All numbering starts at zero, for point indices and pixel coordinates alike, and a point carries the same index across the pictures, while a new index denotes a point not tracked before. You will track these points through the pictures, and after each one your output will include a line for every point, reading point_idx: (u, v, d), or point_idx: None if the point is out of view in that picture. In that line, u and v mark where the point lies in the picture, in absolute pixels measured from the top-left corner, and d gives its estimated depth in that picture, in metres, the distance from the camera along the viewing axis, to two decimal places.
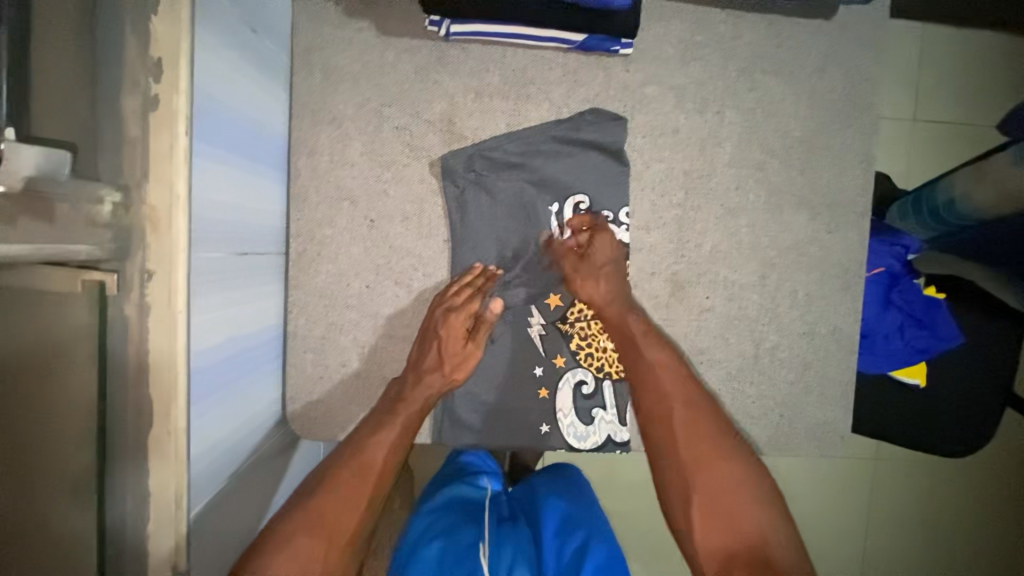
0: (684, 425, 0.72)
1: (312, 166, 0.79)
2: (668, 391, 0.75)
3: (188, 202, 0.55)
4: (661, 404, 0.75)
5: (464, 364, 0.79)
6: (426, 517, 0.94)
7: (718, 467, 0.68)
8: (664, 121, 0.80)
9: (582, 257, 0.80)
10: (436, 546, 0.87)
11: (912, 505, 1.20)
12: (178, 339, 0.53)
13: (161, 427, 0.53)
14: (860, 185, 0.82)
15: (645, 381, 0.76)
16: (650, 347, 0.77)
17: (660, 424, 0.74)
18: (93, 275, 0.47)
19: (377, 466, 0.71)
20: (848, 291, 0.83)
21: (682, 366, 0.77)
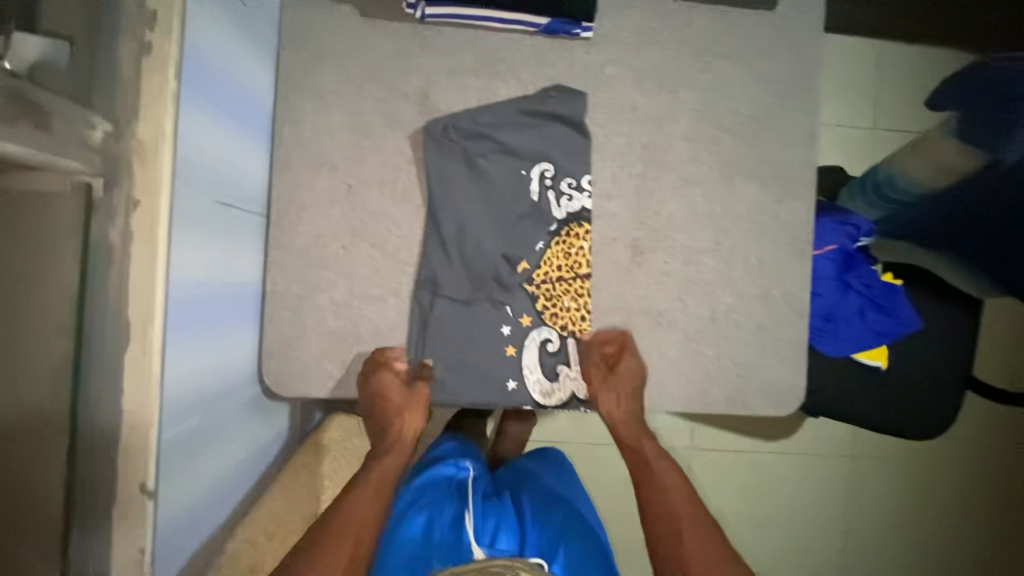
0: (689, 533, 0.76)
1: (295, 135, 0.84)
2: (673, 511, 0.79)
3: (173, 140, 0.60)
4: (671, 521, 0.78)
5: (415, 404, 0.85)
6: (409, 491, 0.96)
7: (720, 559, 0.74)
8: (623, 99, 0.87)
9: (606, 374, 0.86)
10: (421, 521, 0.91)
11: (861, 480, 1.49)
12: (157, 262, 0.58)
13: (138, 347, 0.58)
14: (805, 160, 0.89)
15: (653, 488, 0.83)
16: (657, 465, 0.86)
17: (661, 506, 0.80)
18: (81, 177, 0.54)
19: (357, 528, 0.72)
20: (798, 257, 0.89)
21: (686, 484, 0.83)
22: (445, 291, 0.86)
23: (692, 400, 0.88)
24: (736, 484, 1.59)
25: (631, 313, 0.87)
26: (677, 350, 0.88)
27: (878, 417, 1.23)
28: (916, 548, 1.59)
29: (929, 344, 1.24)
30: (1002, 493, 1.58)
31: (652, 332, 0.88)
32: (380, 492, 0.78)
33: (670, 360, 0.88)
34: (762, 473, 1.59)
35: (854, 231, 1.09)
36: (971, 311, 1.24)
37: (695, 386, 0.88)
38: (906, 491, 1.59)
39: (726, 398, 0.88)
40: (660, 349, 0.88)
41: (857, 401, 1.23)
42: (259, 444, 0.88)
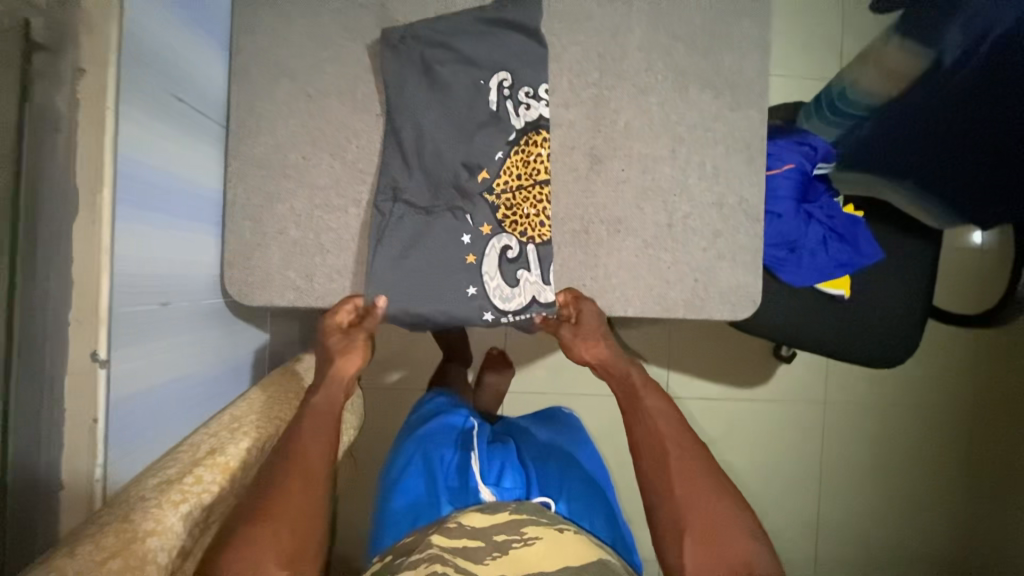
0: (681, 471, 0.71)
1: (252, 46, 0.85)
2: (659, 441, 0.74)
3: (122, 14, 0.60)
4: (661, 456, 0.73)
5: (352, 348, 0.82)
6: (415, 444, 1.08)
7: (718, 503, 0.68)
8: (579, 9, 0.89)
9: (574, 328, 0.87)
10: (424, 466, 1.02)
11: (800, 425, 1.62)
12: (106, 130, 0.59)
13: (88, 217, 0.58)
14: (757, 69, 0.91)
15: (643, 425, 0.77)
16: (646, 393, 0.81)
17: (651, 450, 0.74)
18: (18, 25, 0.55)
19: (308, 456, 0.69)
20: (751, 164, 0.91)
21: (675, 412, 0.79)
22: (408, 200, 0.87)
23: (649, 306, 0.90)
24: (714, 428, 1.61)
25: (590, 221, 0.89)
26: (634, 256, 0.90)
27: (843, 345, 1.26)
28: (886, 487, 1.63)
29: (892, 273, 1.27)
30: (968, 431, 1.62)
31: (610, 239, 0.90)
32: (329, 421, 0.74)
33: (628, 266, 0.90)
34: (735, 418, 1.61)
35: (812, 152, 1.07)
36: (931, 239, 1.27)
37: (653, 292, 0.90)
38: (875, 432, 1.63)
39: (682, 303, 0.90)
40: (616, 256, 0.90)
41: (821, 329, 1.25)
42: (223, 357, 0.88)
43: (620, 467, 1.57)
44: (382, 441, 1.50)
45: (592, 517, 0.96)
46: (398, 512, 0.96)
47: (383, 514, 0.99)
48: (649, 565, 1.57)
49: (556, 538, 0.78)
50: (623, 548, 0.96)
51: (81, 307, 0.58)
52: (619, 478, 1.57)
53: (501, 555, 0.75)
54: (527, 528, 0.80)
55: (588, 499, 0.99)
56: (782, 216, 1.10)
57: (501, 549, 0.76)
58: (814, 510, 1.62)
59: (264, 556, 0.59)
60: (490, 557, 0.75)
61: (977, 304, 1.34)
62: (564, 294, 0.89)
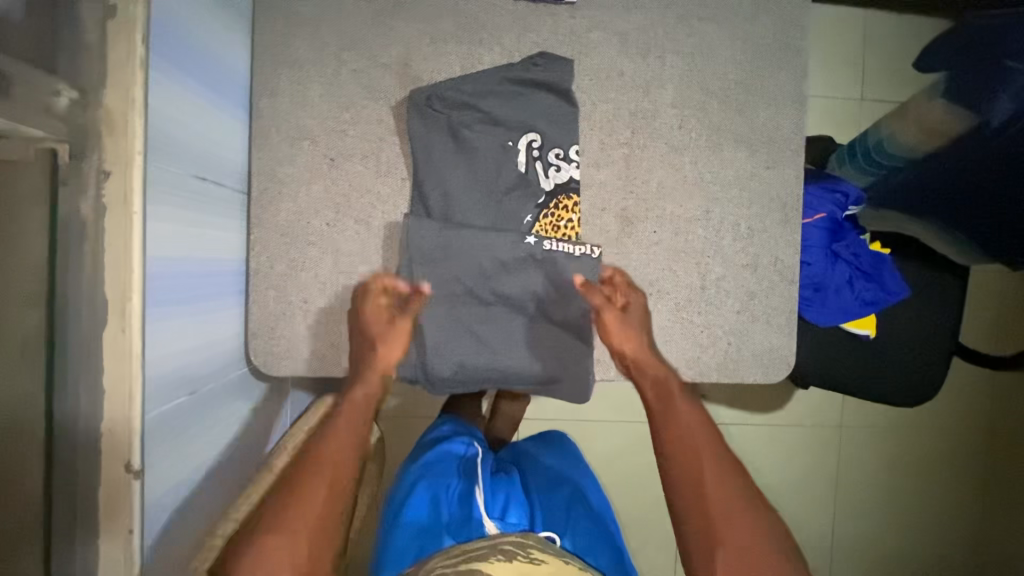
0: (715, 485, 0.69)
1: (272, 109, 0.82)
2: (690, 440, 0.74)
3: (144, 108, 0.58)
4: (690, 457, 0.72)
5: (391, 336, 0.82)
6: (418, 470, 1.05)
7: (747, 520, 0.67)
8: (610, 65, 0.85)
9: (619, 314, 0.85)
10: (428, 493, 1.00)
11: (816, 452, 1.62)
12: (133, 237, 0.57)
13: (118, 325, 0.56)
14: (793, 125, 0.88)
15: (669, 426, 0.76)
16: (678, 397, 0.79)
17: (685, 470, 0.71)
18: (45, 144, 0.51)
19: (335, 466, 0.70)
20: (786, 224, 0.88)
21: (709, 419, 0.77)
22: (432, 286, 0.84)
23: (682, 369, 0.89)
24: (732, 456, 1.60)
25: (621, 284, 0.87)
26: (667, 319, 0.88)
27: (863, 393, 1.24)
28: (903, 511, 1.63)
29: (919, 311, 1.25)
30: (986, 458, 1.62)
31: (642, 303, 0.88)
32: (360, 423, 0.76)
33: (661, 330, 0.88)
34: (754, 445, 1.61)
35: (843, 199, 1.04)
36: (959, 277, 1.25)
37: (686, 356, 0.88)
38: (893, 458, 1.63)
39: (715, 366, 0.89)
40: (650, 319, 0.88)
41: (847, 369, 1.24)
42: (249, 428, 0.86)
43: (636, 496, 1.56)
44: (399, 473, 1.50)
45: (597, 555, 0.95)
46: (400, 534, 0.95)
47: (384, 538, 0.96)
48: None
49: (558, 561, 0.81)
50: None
51: (113, 419, 0.56)
52: (638, 508, 1.56)
53: (503, 561, 0.80)
54: (532, 549, 0.84)
55: (592, 537, 0.98)
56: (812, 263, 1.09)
57: (504, 556, 0.81)
58: (830, 535, 1.62)
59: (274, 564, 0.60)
60: (493, 560, 0.80)
61: (998, 346, 1.31)
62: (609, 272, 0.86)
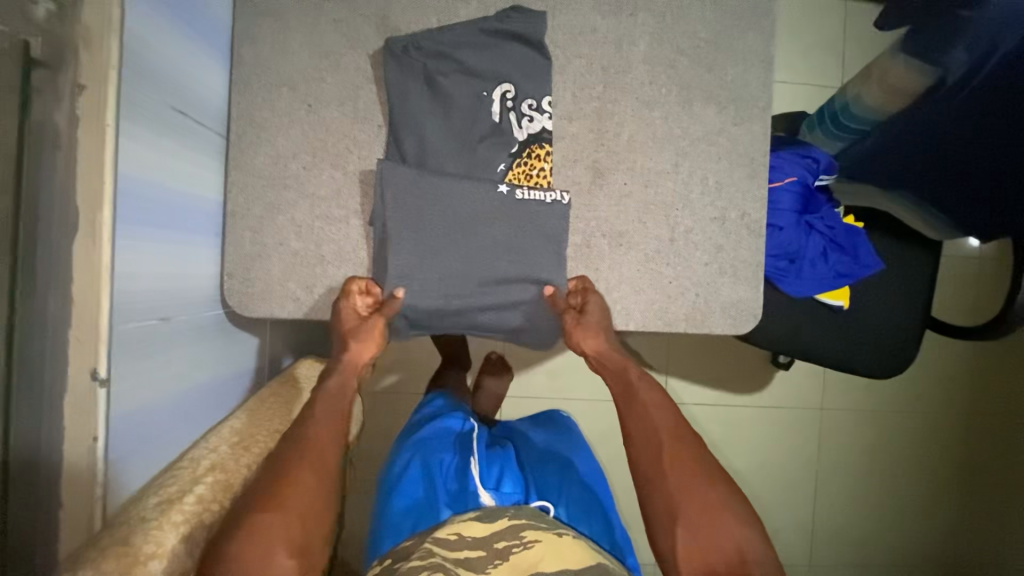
0: (676, 466, 0.71)
1: (252, 55, 0.84)
2: (653, 427, 0.76)
3: (122, 28, 0.60)
4: (656, 453, 0.73)
5: (365, 338, 0.82)
6: (414, 447, 1.06)
7: (714, 492, 0.69)
8: (583, 21, 0.88)
9: (578, 318, 0.86)
10: (423, 469, 1.01)
11: (795, 431, 1.63)
12: (106, 149, 0.58)
13: (87, 235, 0.58)
14: (761, 83, 0.91)
15: (636, 418, 0.78)
16: (643, 388, 0.81)
17: (650, 459, 0.73)
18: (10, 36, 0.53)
19: (319, 448, 0.70)
20: (753, 179, 0.91)
21: (672, 406, 0.79)
22: (408, 232, 0.84)
23: (650, 320, 0.90)
24: (712, 433, 1.61)
25: (592, 235, 0.89)
26: (636, 270, 0.90)
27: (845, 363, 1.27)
28: (885, 492, 1.64)
29: (892, 284, 1.27)
30: (963, 442, 1.64)
31: (612, 253, 0.90)
32: (338, 409, 0.77)
33: (629, 280, 0.90)
34: (734, 425, 1.62)
35: (814, 164, 1.07)
36: (930, 252, 1.27)
37: (655, 306, 0.90)
38: (872, 439, 1.64)
39: (683, 316, 0.90)
40: (619, 270, 0.90)
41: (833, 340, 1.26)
42: (220, 369, 0.87)
43: (616, 471, 1.57)
44: (380, 443, 1.51)
45: (590, 523, 0.96)
46: (395, 514, 0.94)
47: (380, 519, 0.96)
48: (643, 567, 1.58)
49: (554, 541, 0.79)
50: (622, 555, 0.95)
51: (81, 324, 0.58)
52: (617, 482, 1.57)
53: (502, 563, 0.76)
54: (527, 531, 0.81)
55: (585, 506, 0.98)
56: (783, 229, 1.10)
57: (501, 557, 0.77)
58: (809, 514, 1.63)
59: (265, 542, 0.60)
60: (490, 565, 0.76)
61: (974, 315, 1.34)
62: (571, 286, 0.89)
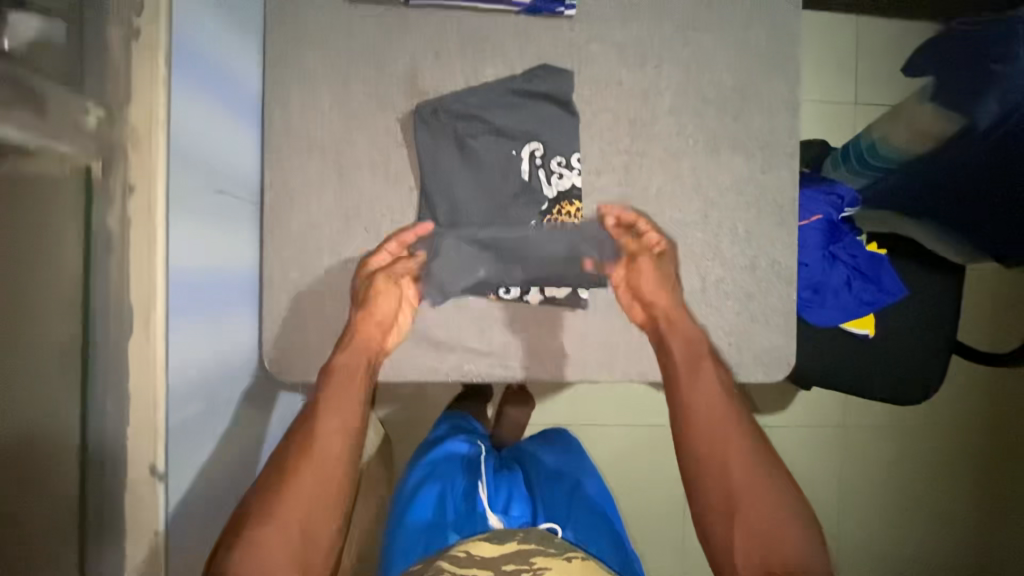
0: (734, 454, 0.75)
1: (284, 123, 0.85)
2: (710, 412, 0.79)
3: (167, 125, 0.61)
4: (719, 441, 0.76)
5: (388, 304, 0.86)
6: (425, 468, 1.04)
7: (774, 497, 0.71)
8: (609, 75, 0.88)
9: (631, 270, 0.89)
10: (436, 494, 0.99)
11: (818, 451, 1.63)
12: (156, 247, 0.59)
13: (141, 333, 0.59)
14: (789, 128, 0.90)
15: (687, 398, 0.82)
16: (703, 367, 0.85)
17: (707, 439, 0.77)
18: (80, 161, 0.54)
19: (320, 462, 0.73)
20: (783, 226, 0.91)
21: (731, 395, 0.82)
22: (443, 286, 0.87)
23: None
24: None
25: (624, 288, 0.90)
26: None
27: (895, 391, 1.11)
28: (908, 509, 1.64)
29: None
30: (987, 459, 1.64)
31: (644, 304, 0.90)
32: (355, 407, 0.79)
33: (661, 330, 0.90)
34: None
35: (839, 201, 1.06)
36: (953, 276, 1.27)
37: None
38: (893, 456, 1.64)
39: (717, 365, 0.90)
40: (651, 321, 0.90)
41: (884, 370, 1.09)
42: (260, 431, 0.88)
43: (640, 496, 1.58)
44: None
45: (598, 543, 0.96)
46: (406, 537, 0.94)
47: (391, 542, 0.95)
48: None
49: (564, 567, 0.78)
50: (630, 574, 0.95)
51: (138, 423, 0.58)
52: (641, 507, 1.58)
53: None
54: (535, 556, 0.80)
55: (594, 528, 0.98)
56: (807, 261, 1.11)
57: None
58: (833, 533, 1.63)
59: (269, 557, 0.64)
60: None
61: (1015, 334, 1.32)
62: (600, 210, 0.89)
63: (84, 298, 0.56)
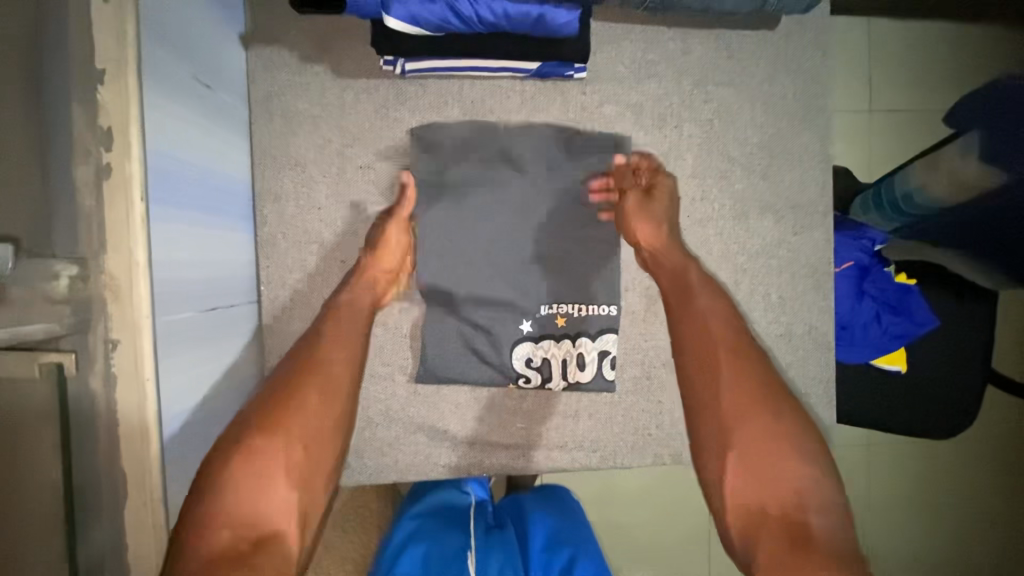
0: (731, 380, 0.67)
1: (278, 214, 0.79)
2: (709, 345, 0.71)
3: (148, 268, 0.52)
4: (710, 364, 0.69)
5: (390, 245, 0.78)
6: (409, 522, 0.75)
7: (763, 422, 0.64)
8: (625, 140, 0.82)
9: (642, 199, 0.80)
10: (418, 554, 0.69)
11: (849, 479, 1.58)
12: (148, 410, 0.51)
13: (137, 505, 0.51)
14: (820, 184, 0.84)
15: (686, 317, 0.74)
16: (701, 289, 0.76)
17: (703, 374, 0.69)
18: (49, 356, 0.47)
19: (329, 369, 0.69)
20: (819, 289, 0.85)
21: (734, 313, 0.75)
22: (457, 377, 0.82)
23: None
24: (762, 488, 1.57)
25: (652, 366, 0.84)
26: None
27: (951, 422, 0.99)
28: None
29: None
30: None
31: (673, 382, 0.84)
32: (358, 323, 0.75)
33: None
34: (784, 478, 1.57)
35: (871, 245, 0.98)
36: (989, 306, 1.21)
37: None
38: None
39: None
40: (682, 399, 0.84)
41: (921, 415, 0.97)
42: None
43: None
44: None
45: None
46: None
47: None
48: None
49: None
50: None
51: None
52: None
53: None
54: None
55: None
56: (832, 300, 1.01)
57: None
58: None
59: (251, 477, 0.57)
60: None
61: None
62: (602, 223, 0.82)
63: (68, 501, 0.48)
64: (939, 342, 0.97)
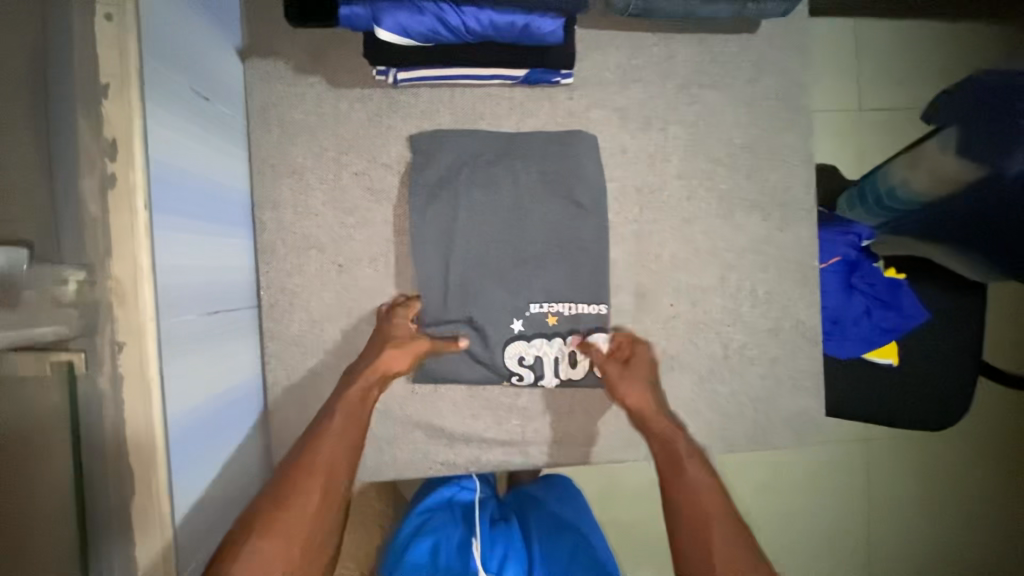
0: (719, 535, 0.69)
1: (277, 221, 0.82)
2: (693, 490, 0.73)
3: (152, 273, 0.54)
4: (699, 511, 0.71)
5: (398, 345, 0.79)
6: (417, 516, 0.80)
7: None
8: (612, 142, 0.84)
9: (622, 367, 0.82)
10: (427, 548, 0.75)
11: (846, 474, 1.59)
12: (153, 406, 0.53)
13: (143, 501, 0.53)
14: (804, 181, 0.86)
15: (665, 454, 0.77)
16: (675, 433, 0.79)
17: (692, 523, 0.71)
18: (60, 356, 0.48)
19: (327, 471, 0.71)
20: (805, 284, 0.87)
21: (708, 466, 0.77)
22: (453, 376, 0.83)
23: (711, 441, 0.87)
24: None
25: None
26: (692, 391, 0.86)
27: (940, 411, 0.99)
28: None
29: None
30: None
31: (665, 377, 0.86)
32: (355, 428, 0.75)
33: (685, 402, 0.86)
34: None
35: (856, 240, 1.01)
36: None
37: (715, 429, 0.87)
38: None
39: (747, 434, 0.87)
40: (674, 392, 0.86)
41: (916, 408, 0.98)
42: None
43: None
44: None
45: None
46: None
47: None
48: None
49: None
50: None
51: None
52: None
53: None
54: None
55: None
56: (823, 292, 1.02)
57: None
58: None
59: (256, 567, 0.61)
60: None
61: None
62: (591, 221, 0.84)
63: (76, 495, 0.50)
64: (931, 334, 0.98)
